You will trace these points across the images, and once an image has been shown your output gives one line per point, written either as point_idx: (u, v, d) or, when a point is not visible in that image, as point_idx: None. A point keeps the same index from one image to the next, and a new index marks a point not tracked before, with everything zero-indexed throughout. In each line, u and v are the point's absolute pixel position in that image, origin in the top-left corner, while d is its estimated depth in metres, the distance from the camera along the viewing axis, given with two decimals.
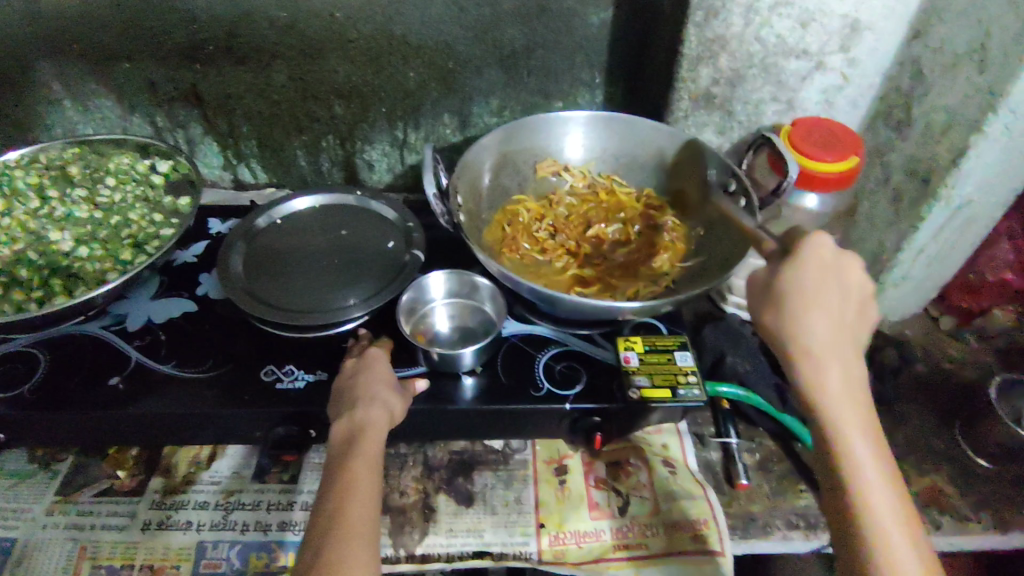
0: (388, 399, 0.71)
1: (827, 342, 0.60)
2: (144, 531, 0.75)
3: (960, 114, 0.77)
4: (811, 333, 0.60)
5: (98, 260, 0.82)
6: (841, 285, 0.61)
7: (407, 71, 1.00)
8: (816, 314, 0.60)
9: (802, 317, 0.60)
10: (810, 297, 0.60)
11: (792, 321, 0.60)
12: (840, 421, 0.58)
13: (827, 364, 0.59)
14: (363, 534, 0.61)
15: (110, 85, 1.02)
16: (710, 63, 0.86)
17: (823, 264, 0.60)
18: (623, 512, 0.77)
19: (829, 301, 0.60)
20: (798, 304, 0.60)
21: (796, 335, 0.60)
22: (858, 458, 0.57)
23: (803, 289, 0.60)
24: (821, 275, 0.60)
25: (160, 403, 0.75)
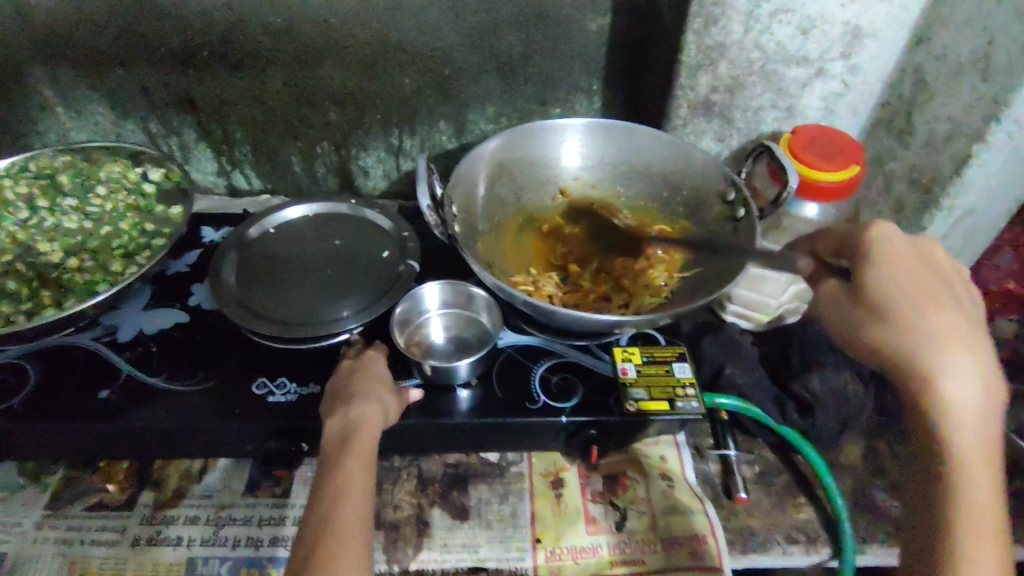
0: (383, 397, 0.70)
1: (930, 318, 0.62)
2: (134, 546, 0.74)
3: (963, 123, 0.75)
4: (908, 311, 0.63)
5: (88, 271, 0.81)
6: (931, 275, 0.65)
7: (404, 77, 0.99)
8: (925, 311, 0.62)
9: (916, 315, 0.62)
10: (912, 289, 0.64)
11: (912, 320, 0.62)
12: (955, 414, 0.58)
13: (953, 365, 0.59)
14: (356, 534, 0.59)
15: (103, 91, 1.01)
16: (709, 70, 0.85)
17: (900, 255, 0.66)
18: (620, 527, 0.76)
19: (937, 300, 0.63)
20: (909, 304, 0.63)
21: (914, 335, 0.62)
22: (962, 445, 0.58)
23: (903, 282, 0.65)
24: (908, 263, 0.66)
25: (150, 416, 0.73)
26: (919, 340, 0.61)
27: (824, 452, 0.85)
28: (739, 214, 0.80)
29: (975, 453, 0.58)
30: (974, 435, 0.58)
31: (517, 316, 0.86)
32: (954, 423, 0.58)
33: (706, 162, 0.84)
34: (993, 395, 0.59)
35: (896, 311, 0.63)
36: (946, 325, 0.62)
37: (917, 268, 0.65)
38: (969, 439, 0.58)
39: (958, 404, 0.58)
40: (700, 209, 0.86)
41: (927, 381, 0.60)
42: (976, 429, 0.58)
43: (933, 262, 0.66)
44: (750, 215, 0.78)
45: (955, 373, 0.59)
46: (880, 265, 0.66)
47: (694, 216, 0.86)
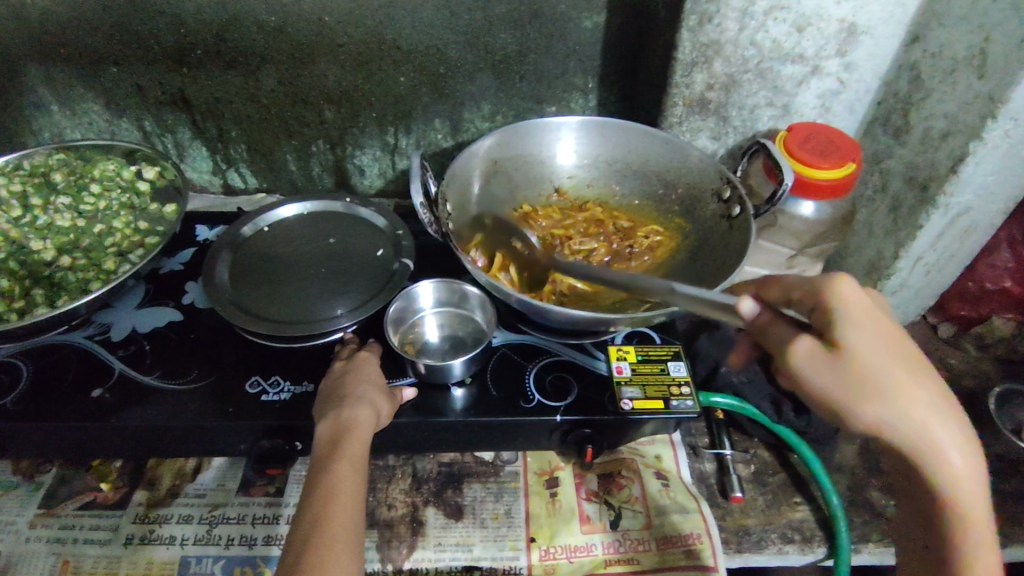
0: (376, 399, 0.69)
1: (911, 388, 0.49)
2: (127, 545, 0.74)
3: (960, 121, 0.75)
4: (893, 384, 0.49)
5: (82, 269, 0.81)
6: (900, 329, 0.51)
7: (398, 76, 0.99)
8: (915, 376, 0.50)
9: (906, 385, 0.49)
10: (893, 356, 0.50)
11: (899, 392, 0.49)
12: (964, 492, 0.50)
13: (951, 434, 0.49)
14: (346, 541, 0.59)
15: (98, 89, 1.01)
16: (704, 68, 0.85)
17: (872, 316, 0.50)
18: (615, 526, 0.76)
19: (910, 358, 0.50)
20: (892, 374, 0.49)
21: (897, 408, 0.49)
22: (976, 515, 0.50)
23: (878, 354, 0.49)
24: (885, 328, 0.51)
25: (144, 415, 0.73)
26: (909, 416, 0.49)
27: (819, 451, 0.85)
28: (734, 212, 0.80)
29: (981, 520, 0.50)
30: (977, 500, 0.50)
31: (512, 314, 0.86)
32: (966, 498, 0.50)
33: (702, 159, 0.84)
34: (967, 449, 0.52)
35: (884, 380, 0.49)
36: (922, 388, 0.49)
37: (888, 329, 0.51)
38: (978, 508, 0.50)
39: (958, 479, 0.50)
40: (696, 207, 0.86)
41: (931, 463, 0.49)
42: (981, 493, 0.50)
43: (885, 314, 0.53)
44: (745, 214, 0.77)
45: (945, 445, 0.49)
46: (861, 328, 0.50)
47: (689, 213, 0.86)
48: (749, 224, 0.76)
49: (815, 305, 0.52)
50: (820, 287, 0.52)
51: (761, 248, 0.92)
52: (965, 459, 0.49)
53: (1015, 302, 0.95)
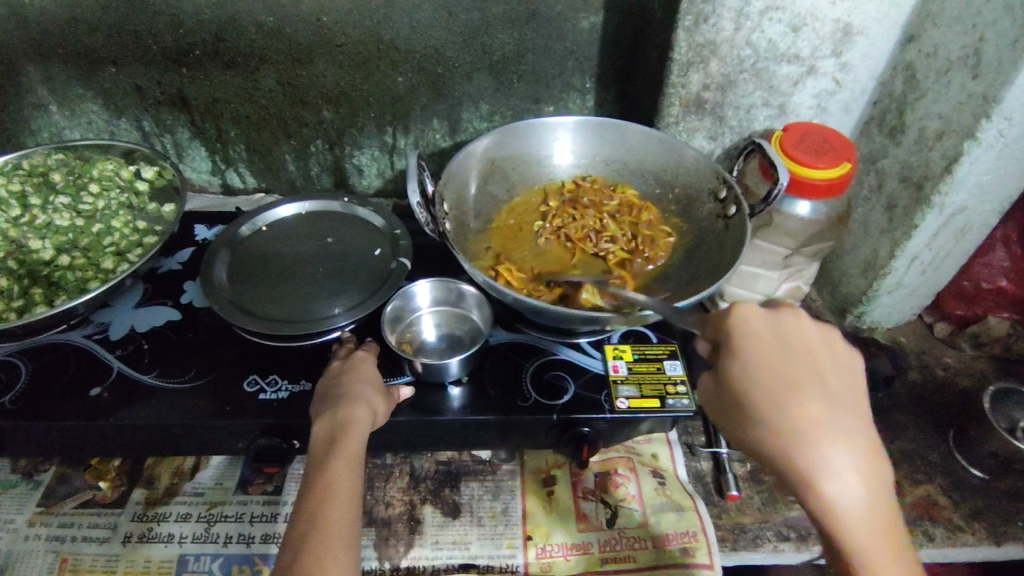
0: (372, 399, 0.69)
1: (796, 412, 0.51)
2: (125, 543, 0.74)
3: (954, 120, 0.76)
4: (778, 408, 0.52)
5: (80, 269, 0.82)
6: (799, 356, 0.54)
7: (396, 76, 0.99)
8: (798, 404, 0.52)
9: (787, 413, 0.51)
10: (774, 379, 0.53)
11: (781, 418, 0.51)
12: (855, 533, 0.49)
13: (843, 467, 0.49)
14: (342, 540, 0.59)
15: (96, 89, 1.01)
16: (700, 68, 0.85)
17: (760, 339, 0.54)
18: (611, 524, 0.76)
19: (799, 385, 0.52)
20: (769, 397, 0.52)
21: (775, 433, 0.51)
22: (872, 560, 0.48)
23: (761, 377, 0.53)
24: (774, 352, 0.54)
25: (142, 413, 0.74)
26: (792, 441, 0.51)
27: None
28: (730, 212, 0.80)
29: (895, 569, 0.48)
30: (875, 536, 0.49)
31: (509, 313, 0.86)
32: (856, 538, 0.49)
33: (698, 159, 0.84)
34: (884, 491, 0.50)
35: (761, 407, 0.52)
36: (809, 413, 0.51)
37: (777, 353, 0.54)
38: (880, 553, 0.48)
39: (848, 518, 0.49)
40: (693, 207, 0.86)
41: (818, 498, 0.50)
42: (882, 535, 0.49)
43: (795, 339, 0.55)
44: (741, 214, 0.77)
45: (834, 482, 0.49)
46: (746, 352, 0.54)
47: (686, 212, 0.87)
48: (745, 224, 0.76)
49: (715, 331, 0.57)
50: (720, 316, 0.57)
51: (757, 246, 0.93)
52: (850, 489, 0.49)
53: (1010, 301, 0.95)
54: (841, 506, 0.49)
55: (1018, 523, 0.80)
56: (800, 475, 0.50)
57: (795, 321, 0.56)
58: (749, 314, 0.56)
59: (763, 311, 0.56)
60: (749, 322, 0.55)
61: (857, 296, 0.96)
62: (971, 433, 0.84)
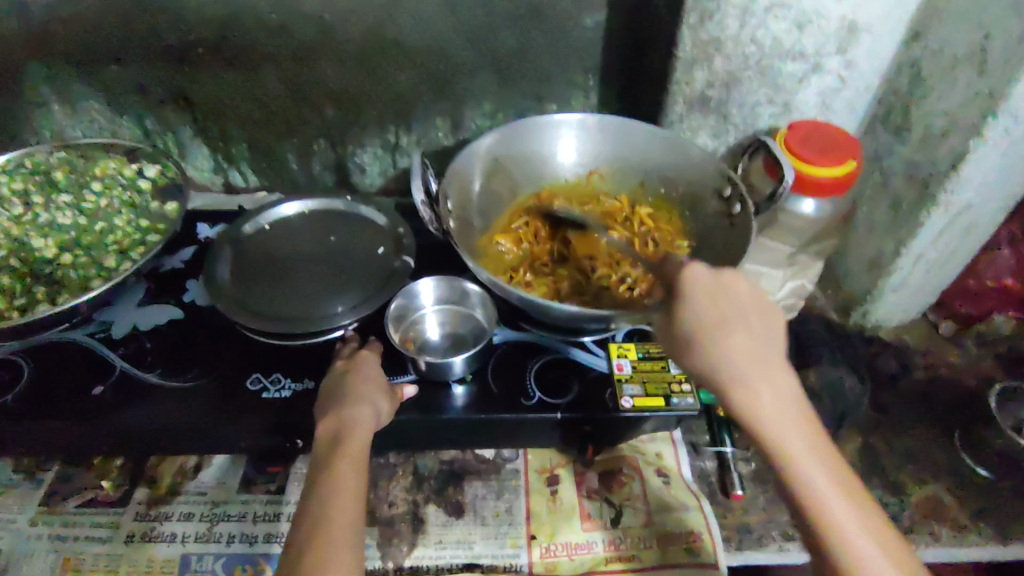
0: (376, 398, 0.69)
1: (730, 329, 0.56)
2: (128, 542, 0.74)
3: (960, 118, 0.75)
4: (718, 331, 0.56)
5: (83, 267, 0.81)
6: (741, 300, 0.58)
7: (399, 74, 0.99)
8: (732, 347, 0.55)
9: (722, 352, 0.55)
10: (709, 322, 0.56)
11: (709, 351, 0.56)
12: (789, 455, 0.54)
13: (771, 397, 0.55)
14: (348, 538, 0.59)
15: (98, 88, 1.01)
16: (705, 66, 0.85)
17: (709, 292, 0.58)
18: (615, 524, 0.76)
19: (731, 330, 0.56)
20: (704, 336, 0.56)
21: (717, 360, 0.55)
22: (810, 484, 0.53)
23: (708, 316, 0.57)
24: (717, 305, 0.57)
25: (145, 412, 0.73)
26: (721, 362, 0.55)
27: None
28: (736, 210, 0.80)
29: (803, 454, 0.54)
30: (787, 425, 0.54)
31: (513, 311, 0.86)
32: (802, 467, 0.53)
33: (702, 157, 0.84)
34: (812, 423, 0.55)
35: (702, 347, 0.56)
36: (742, 337, 0.56)
37: (720, 301, 0.57)
38: (812, 472, 0.53)
39: (777, 442, 0.54)
40: (698, 204, 0.86)
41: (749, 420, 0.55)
42: (821, 467, 0.53)
43: (737, 292, 0.58)
44: (746, 212, 0.78)
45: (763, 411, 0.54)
46: (691, 303, 0.57)
47: (691, 211, 0.86)
48: (750, 223, 0.76)
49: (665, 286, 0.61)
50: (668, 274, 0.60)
51: (762, 245, 0.91)
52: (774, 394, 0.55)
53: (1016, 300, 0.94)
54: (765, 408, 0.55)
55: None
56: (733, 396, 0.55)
57: (736, 280, 0.58)
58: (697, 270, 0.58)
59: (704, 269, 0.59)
60: (699, 279, 0.58)
61: (862, 295, 0.95)
62: None
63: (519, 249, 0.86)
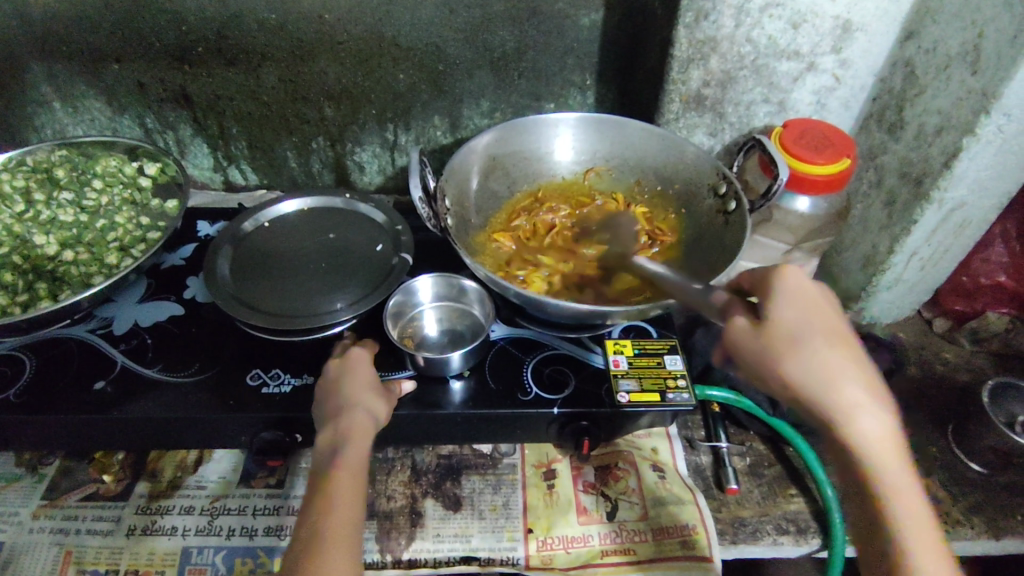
0: (374, 406, 0.69)
1: (831, 338, 0.58)
2: (129, 535, 0.75)
3: (954, 116, 0.76)
4: (816, 338, 0.58)
5: (84, 264, 0.81)
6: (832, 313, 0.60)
7: (398, 73, 0.99)
8: (835, 352, 0.57)
9: (821, 356, 0.57)
10: (818, 328, 0.58)
11: (814, 358, 0.57)
12: (884, 461, 0.55)
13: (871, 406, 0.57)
14: (347, 549, 0.60)
15: (99, 86, 1.02)
16: (701, 65, 0.85)
17: (808, 298, 0.60)
18: (611, 517, 0.76)
19: (838, 336, 0.58)
20: (811, 338, 0.58)
21: (822, 368, 0.57)
22: (900, 490, 0.55)
23: (803, 324, 0.59)
24: (814, 315, 0.59)
25: (147, 407, 0.74)
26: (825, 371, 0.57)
27: (815, 444, 0.86)
28: (730, 208, 0.80)
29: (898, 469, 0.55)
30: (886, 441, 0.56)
31: (511, 308, 0.86)
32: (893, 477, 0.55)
33: (698, 155, 0.85)
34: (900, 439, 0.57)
35: (804, 350, 0.57)
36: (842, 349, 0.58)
37: (822, 309, 0.60)
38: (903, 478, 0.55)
39: (874, 449, 0.56)
40: (693, 202, 0.86)
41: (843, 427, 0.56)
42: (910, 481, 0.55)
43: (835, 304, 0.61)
44: (740, 210, 0.78)
45: (864, 417, 0.56)
46: (790, 306, 0.59)
47: (687, 209, 0.87)
48: (744, 220, 0.76)
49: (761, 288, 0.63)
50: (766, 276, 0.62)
51: (757, 242, 0.92)
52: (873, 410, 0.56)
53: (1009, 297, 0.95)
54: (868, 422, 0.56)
55: (1016, 517, 0.80)
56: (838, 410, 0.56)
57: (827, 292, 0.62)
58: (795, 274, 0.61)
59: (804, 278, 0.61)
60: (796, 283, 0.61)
61: (857, 292, 0.96)
62: (971, 428, 0.84)
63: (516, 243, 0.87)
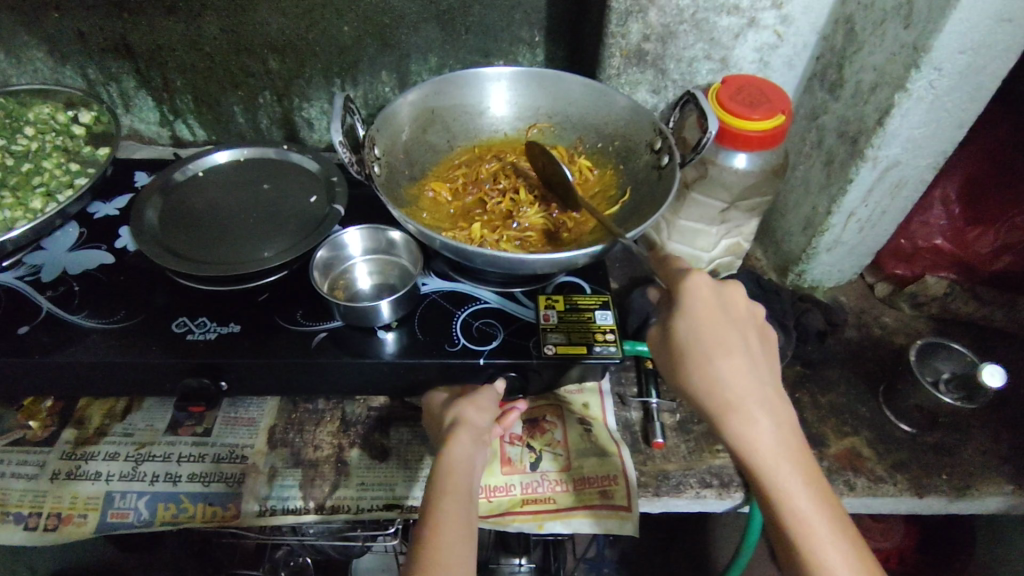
0: (465, 416, 0.71)
1: (731, 346, 0.59)
2: (53, 480, 0.75)
3: (887, 73, 0.76)
4: (710, 347, 0.59)
5: (8, 208, 0.80)
6: (735, 319, 0.61)
7: (342, 25, 0.98)
8: (725, 366, 0.59)
9: (713, 366, 0.59)
10: (710, 337, 0.59)
11: (706, 370, 0.59)
12: (773, 466, 0.57)
13: (761, 413, 0.59)
14: (456, 540, 0.62)
15: (40, 35, 1.00)
16: (639, 18, 0.84)
17: (707, 306, 0.60)
18: (535, 468, 0.77)
19: (731, 343, 0.59)
20: (700, 346, 0.59)
21: (713, 380, 0.59)
22: (793, 494, 0.57)
23: (701, 334, 0.60)
24: (716, 321, 0.60)
25: (69, 352, 0.74)
26: (715, 384, 0.59)
27: None
28: (664, 162, 0.79)
29: (787, 476, 0.57)
30: (772, 450, 0.58)
31: (444, 263, 0.86)
32: (783, 485, 0.57)
33: (636, 109, 0.84)
34: (797, 442, 0.59)
35: (698, 359, 0.59)
36: (737, 360, 0.59)
37: (719, 317, 0.60)
38: (794, 485, 0.57)
39: (764, 456, 0.58)
40: (631, 158, 0.86)
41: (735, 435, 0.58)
42: (804, 490, 0.57)
43: (734, 307, 0.61)
44: (673, 163, 0.77)
45: (749, 422, 0.58)
46: (691, 316, 0.60)
47: (625, 164, 0.86)
48: (675, 172, 0.76)
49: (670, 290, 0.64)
50: (676, 279, 0.63)
51: (693, 201, 0.90)
52: (766, 421, 0.59)
53: (948, 261, 0.95)
54: (755, 432, 0.58)
55: (939, 476, 0.81)
56: (725, 420, 0.59)
57: (736, 291, 0.62)
58: (704, 277, 0.61)
59: (712, 281, 0.62)
60: (701, 288, 0.61)
61: (798, 255, 0.96)
62: (899, 387, 0.85)
63: (451, 193, 0.86)
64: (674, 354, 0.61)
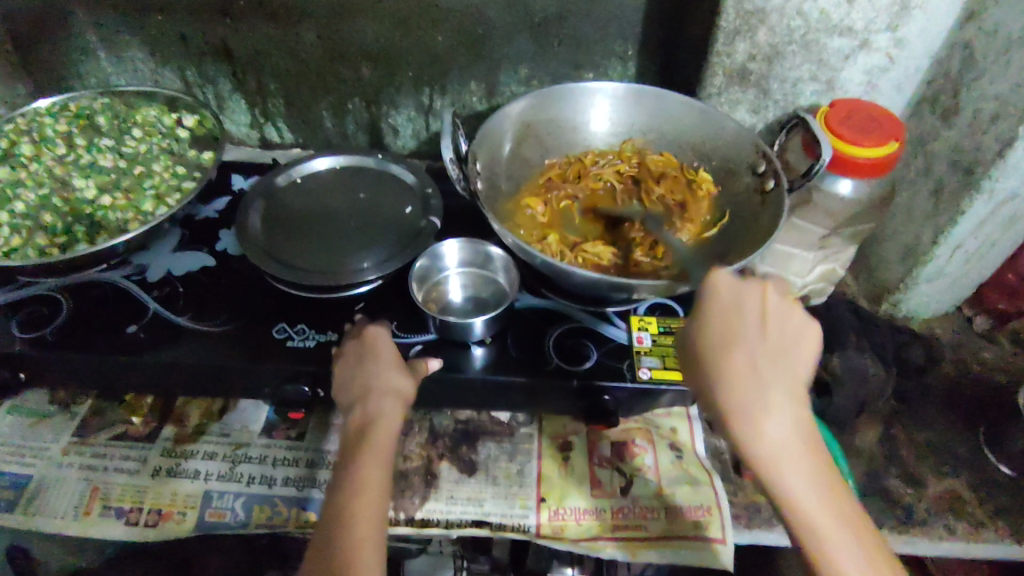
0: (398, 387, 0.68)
1: (741, 345, 0.58)
2: (154, 476, 0.78)
3: (1011, 103, 0.72)
4: (718, 350, 0.58)
5: (121, 210, 0.83)
6: (750, 320, 0.59)
7: (436, 35, 0.98)
8: (732, 364, 0.57)
9: (721, 364, 0.57)
10: (720, 338, 0.58)
11: (715, 368, 0.57)
12: (777, 464, 0.54)
13: (773, 409, 0.56)
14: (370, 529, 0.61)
15: (144, 36, 1.03)
16: (747, 37, 0.83)
17: (719, 308, 0.60)
18: (624, 492, 0.77)
19: (740, 340, 0.58)
20: (707, 349, 0.58)
21: (721, 381, 0.57)
22: (807, 508, 0.53)
23: (712, 335, 0.59)
24: (729, 320, 0.59)
25: (175, 353, 0.76)
26: (722, 382, 0.57)
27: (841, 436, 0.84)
28: (769, 186, 0.78)
29: (795, 480, 0.54)
30: (776, 448, 0.55)
31: (536, 280, 0.86)
32: (790, 490, 0.54)
33: (738, 131, 0.83)
34: (814, 443, 0.56)
35: (707, 359, 0.58)
36: (745, 358, 0.57)
37: (733, 318, 0.59)
38: (799, 483, 0.54)
39: (768, 453, 0.55)
40: (731, 180, 0.84)
41: (740, 437, 0.55)
42: (818, 496, 0.54)
43: (752, 307, 0.60)
44: (780, 187, 0.76)
45: (756, 423, 0.55)
46: (701, 317, 0.60)
47: (723, 186, 0.85)
48: (784, 198, 0.74)
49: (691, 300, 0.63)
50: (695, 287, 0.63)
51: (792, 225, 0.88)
52: (780, 422, 0.56)
53: None
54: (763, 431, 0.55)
55: None
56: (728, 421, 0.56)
57: (755, 289, 0.61)
58: (722, 279, 0.61)
59: (730, 281, 0.61)
60: (717, 290, 0.60)
61: (895, 284, 0.93)
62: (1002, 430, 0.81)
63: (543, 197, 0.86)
64: (689, 356, 0.60)
